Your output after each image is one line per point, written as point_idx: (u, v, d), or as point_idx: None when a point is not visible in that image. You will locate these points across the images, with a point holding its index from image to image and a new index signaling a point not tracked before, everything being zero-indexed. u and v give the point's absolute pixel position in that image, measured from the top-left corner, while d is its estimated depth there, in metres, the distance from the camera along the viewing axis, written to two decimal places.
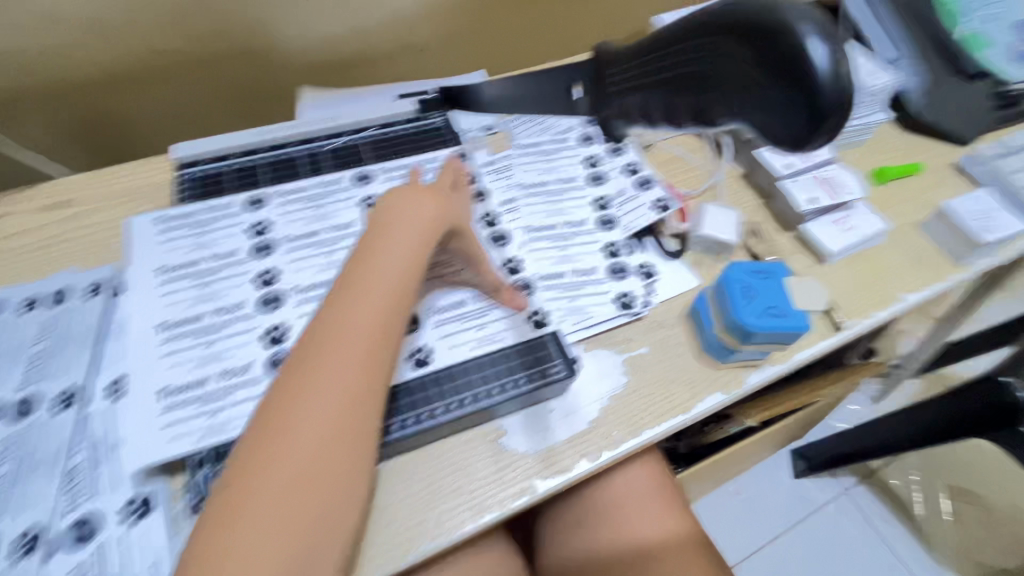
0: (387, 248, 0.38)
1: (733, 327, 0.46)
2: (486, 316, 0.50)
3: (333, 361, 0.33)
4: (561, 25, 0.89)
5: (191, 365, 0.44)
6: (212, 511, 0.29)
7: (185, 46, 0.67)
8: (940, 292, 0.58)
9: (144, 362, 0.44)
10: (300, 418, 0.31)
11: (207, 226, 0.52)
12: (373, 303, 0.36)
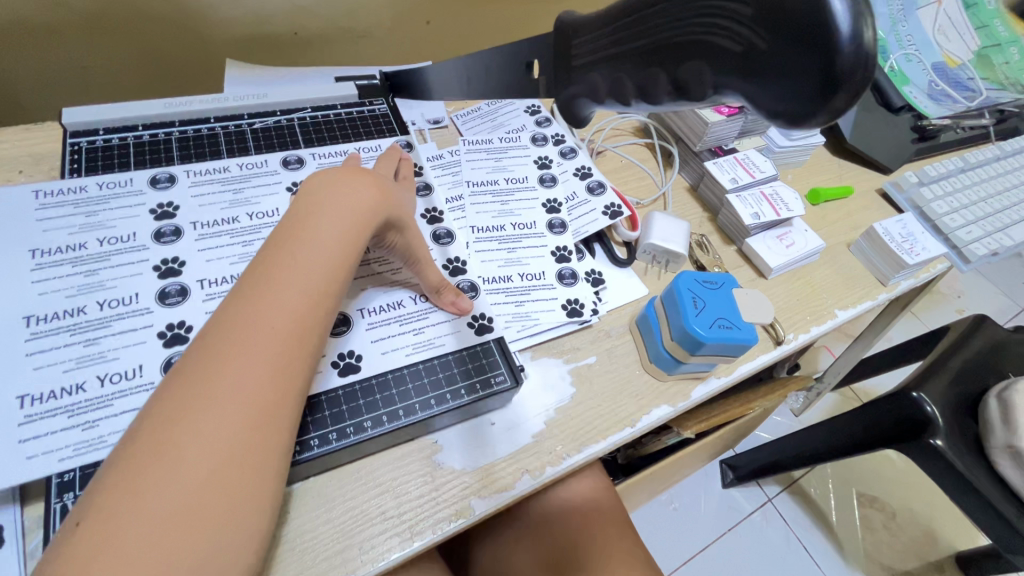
0: (311, 237, 0.33)
1: (682, 337, 0.44)
2: (425, 320, 0.45)
3: (236, 366, 0.28)
4: (515, 25, 0.87)
5: (65, 367, 0.37)
6: (62, 552, 0.23)
7: (84, 4, 0.58)
8: (869, 309, 0.61)
9: (2, 363, 0.36)
10: (188, 435, 0.26)
11: (100, 204, 0.45)
12: (290, 300, 0.31)
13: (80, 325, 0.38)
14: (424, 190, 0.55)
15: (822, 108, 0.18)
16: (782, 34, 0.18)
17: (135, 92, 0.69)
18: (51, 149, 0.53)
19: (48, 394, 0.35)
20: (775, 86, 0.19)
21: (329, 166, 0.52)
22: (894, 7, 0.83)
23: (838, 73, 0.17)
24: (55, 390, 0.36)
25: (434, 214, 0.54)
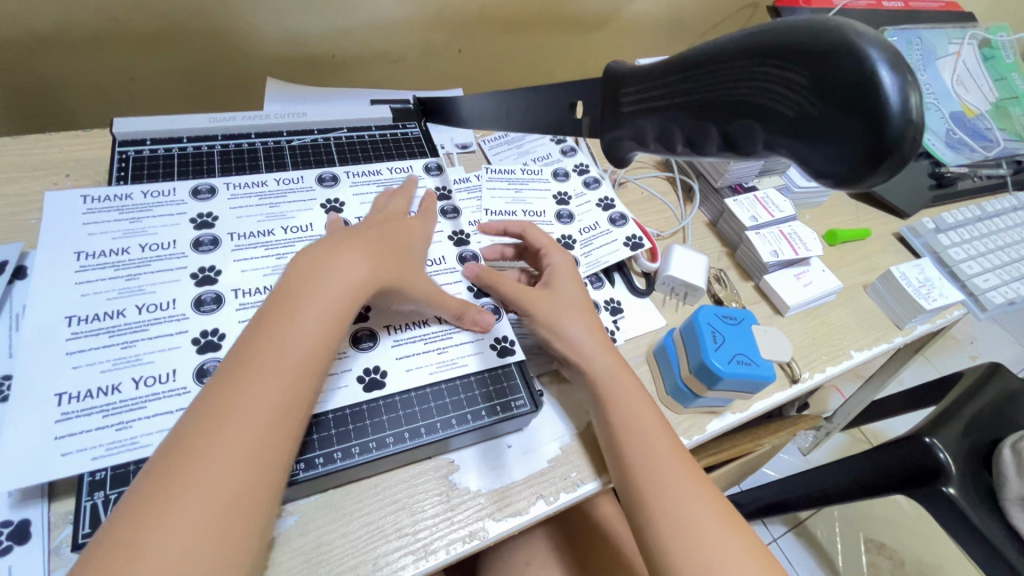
0: (296, 313, 0.33)
1: (700, 370, 0.45)
2: (447, 338, 0.46)
3: (219, 449, 0.28)
4: (544, 57, 0.89)
5: (102, 368, 0.38)
6: None
7: (138, 20, 0.61)
8: (884, 352, 0.61)
9: (43, 360, 0.37)
10: (165, 523, 0.25)
11: (143, 212, 0.46)
12: (278, 377, 0.31)
13: (118, 327, 0.40)
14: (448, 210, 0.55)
15: (865, 170, 0.20)
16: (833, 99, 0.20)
17: (180, 105, 0.72)
18: (96, 155, 0.56)
19: (85, 393, 0.37)
20: (824, 144, 0.21)
21: (363, 184, 0.54)
22: (914, 57, 0.85)
23: (888, 141, 0.19)
24: (91, 389, 0.37)
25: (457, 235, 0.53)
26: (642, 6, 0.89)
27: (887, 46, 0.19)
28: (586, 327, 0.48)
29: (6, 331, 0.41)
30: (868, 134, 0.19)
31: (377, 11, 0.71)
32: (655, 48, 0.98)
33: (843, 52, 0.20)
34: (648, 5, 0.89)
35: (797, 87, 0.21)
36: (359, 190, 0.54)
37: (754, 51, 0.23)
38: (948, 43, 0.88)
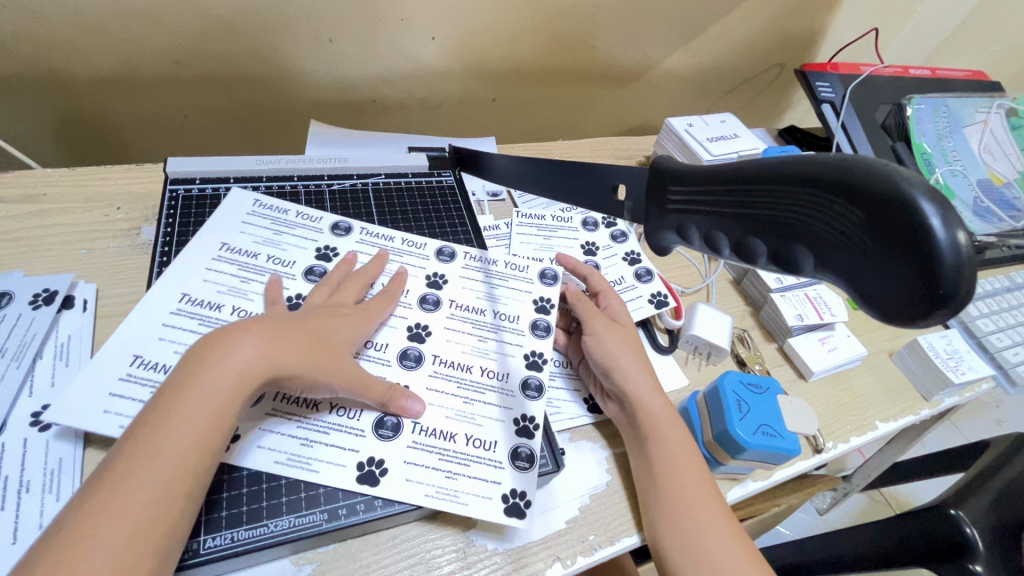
0: (215, 366, 0.35)
1: (724, 438, 0.45)
2: (473, 418, 0.44)
3: (104, 529, 0.29)
4: (574, 108, 0.92)
5: (178, 351, 0.43)
6: None
7: (195, 64, 0.65)
8: (910, 424, 0.60)
9: (146, 321, 0.43)
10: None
11: (287, 228, 0.52)
12: (170, 457, 0.32)
13: (209, 320, 0.45)
14: (545, 302, 0.53)
15: (916, 317, 0.18)
16: (883, 232, 0.18)
17: (226, 141, 0.75)
18: (146, 189, 0.58)
19: (145, 369, 0.41)
20: (867, 285, 0.19)
21: (474, 270, 0.54)
22: (942, 124, 0.86)
23: (942, 294, 0.17)
24: (161, 365, 0.42)
25: (537, 326, 0.51)
26: (671, 64, 0.92)
27: (931, 189, 0.18)
28: (642, 367, 0.48)
29: (52, 360, 0.43)
30: (919, 283, 0.17)
31: (419, 62, 0.74)
32: (683, 103, 1.01)
33: (888, 192, 0.18)
34: (677, 63, 0.92)
35: (839, 221, 0.19)
36: (469, 272, 0.54)
37: (783, 170, 0.21)
38: (975, 112, 0.89)
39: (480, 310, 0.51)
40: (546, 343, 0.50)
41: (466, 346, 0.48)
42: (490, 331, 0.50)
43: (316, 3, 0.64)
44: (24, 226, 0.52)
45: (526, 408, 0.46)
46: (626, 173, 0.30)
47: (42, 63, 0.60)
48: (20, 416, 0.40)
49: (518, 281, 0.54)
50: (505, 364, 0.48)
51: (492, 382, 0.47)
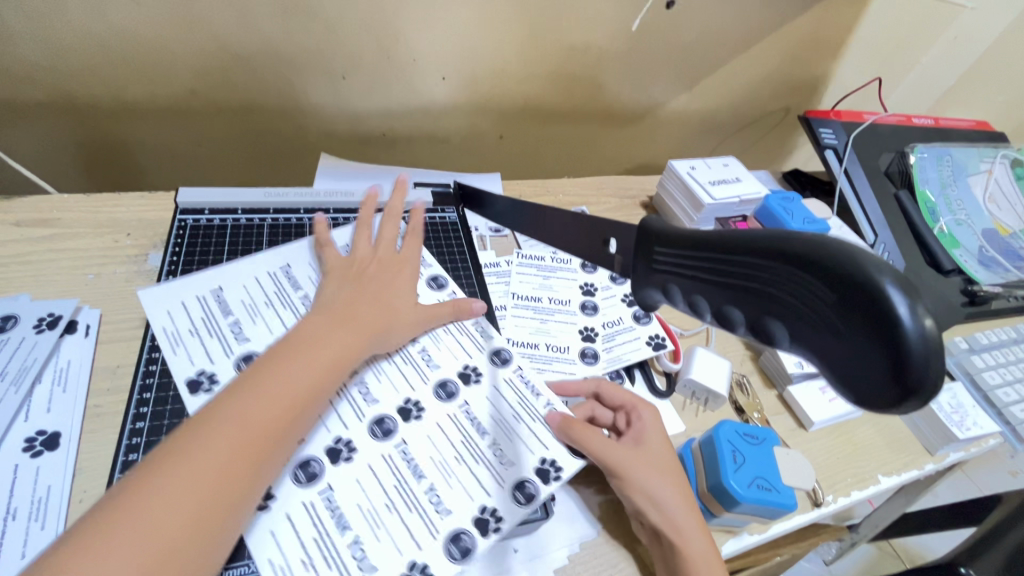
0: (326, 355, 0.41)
1: (719, 491, 0.44)
2: (381, 527, 0.39)
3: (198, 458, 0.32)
4: (580, 146, 0.94)
5: (243, 302, 0.49)
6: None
7: (214, 96, 0.68)
8: (913, 478, 0.58)
9: (251, 266, 0.51)
10: (89, 561, 0.27)
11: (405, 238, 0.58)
12: (240, 431, 0.34)
13: (283, 295, 0.50)
14: (550, 466, 0.43)
15: (886, 406, 0.18)
16: (853, 310, 0.18)
17: (238, 168, 0.77)
18: (157, 215, 0.60)
19: (212, 299, 0.48)
20: (838, 365, 0.19)
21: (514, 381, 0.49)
22: (945, 173, 0.86)
23: (912, 380, 0.17)
24: (224, 308, 0.48)
25: (525, 489, 0.42)
26: (677, 105, 0.93)
27: (902, 277, 0.18)
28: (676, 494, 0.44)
29: (50, 385, 0.43)
30: (887, 370, 0.17)
31: (429, 99, 0.77)
32: (688, 144, 1.02)
33: (860, 276, 0.18)
34: (683, 105, 0.94)
35: (812, 300, 0.19)
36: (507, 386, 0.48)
37: (763, 244, 0.21)
38: (979, 162, 0.89)
39: (482, 432, 0.45)
40: (514, 512, 0.41)
41: (435, 455, 0.43)
42: (472, 459, 0.43)
43: (331, 41, 0.66)
44: (37, 249, 0.53)
45: (502, 503, 0.41)
46: (615, 227, 0.31)
47: (69, 90, 0.63)
48: (13, 441, 0.40)
49: (544, 431, 0.45)
50: (456, 499, 0.41)
51: (430, 508, 0.40)
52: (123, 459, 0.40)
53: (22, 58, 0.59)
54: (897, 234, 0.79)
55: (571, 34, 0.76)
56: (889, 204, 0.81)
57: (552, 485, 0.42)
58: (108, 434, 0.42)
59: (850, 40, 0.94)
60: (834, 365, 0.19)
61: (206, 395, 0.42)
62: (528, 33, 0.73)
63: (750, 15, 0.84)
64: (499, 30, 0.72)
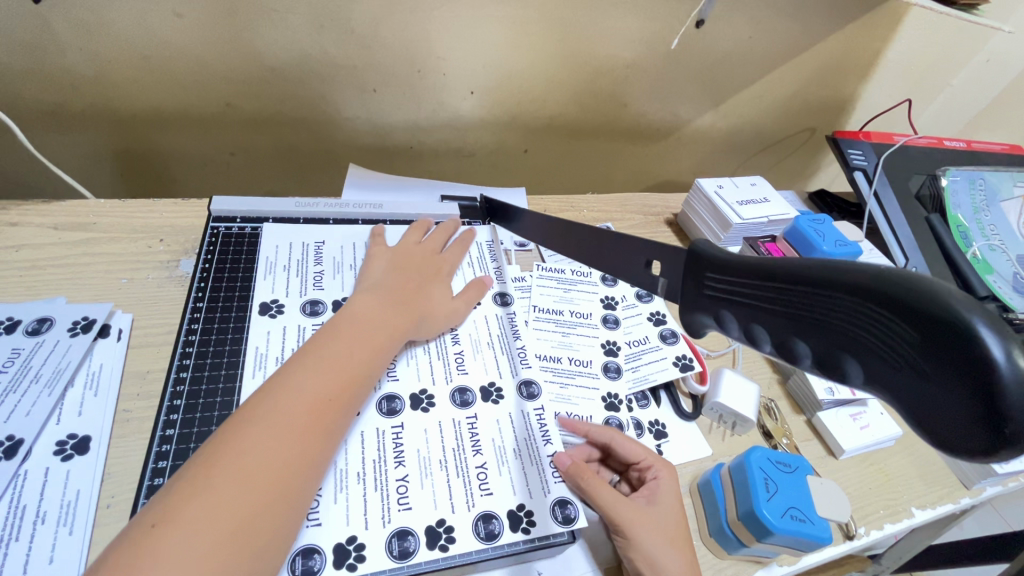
0: (377, 321, 0.44)
1: (749, 519, 0.43)
2: (342, 491, 0.40)
3: (293, 399, 0.35)
4: (603, 163, 0.94)
5: (332, 258, 0.56)
6: (135, 528, 0.28)
7: (246, 106, 0.69)
8: (949, 512, 0.56)
9: (346, 233, 0.59)
10: (206, 501, 0.29)
11: (493, 256, 0.63)
12: (316, 394, 0.36)
13: (361, 265, 0.56)
14: (524, 515, 0.42)
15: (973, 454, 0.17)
16: (934, 348, 0.17)
17: (266, 177, 0.78)
18: (188, 222, 0.60)
19: (313, 248, 0.56)
20: (919, 407, 0.18)
21: (532, 420, 0.48)
22: (978, 197, 0.84)
23: (1008, 433, 0.16)
24: (317, 258, 0.56)
25: (489, 524, 0.41)
26: (702, 123, 0.93)
27: (992, 316, 0.17)
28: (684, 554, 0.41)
29: (82, 388, 0.44)
30: (980, 413, 0.17)
31: (456, 113, 0.77)
32: (711, 163, 1.02)
33: (945, 315, 0.17)
34: (708, 123, 0.94)
35: (892, 338, 0.19)
36: (524, 418, 0.48)
37: (839, 274, 0.20)
38: (1014, 186, 0.87)
39: (476, 450, 0.44)
40: (469, 537, 0.40)
41: (423, 451, 0.43)
42: (455, 470, 0.43)
43: (364, 55, 0.67)
44: (70, 254, 0.54)
45: (456, 515, 0.40)
46: (661, 249, 0.30)
47: (107, 97, 0.64)
48: (45, 444, 0.40)
49: (536, 477, 0.44)
50: (423, 500, 0.41)
51: (394, 496, 0.40)
52: (153, 465, 0.40)
53: (65, 66, 0.60)
54: (928, 258, 0.77)
55: (600, 52, 0.76)
56: (921, 227, 0.80)
57: (517, 535, 0.40)
58: (136, 440, 0.42)
59: (879, 62, 0.93)
60: (917, 411, 0.18)
61: (269, 319, 0.49)
62: (558, 49, 0.74)
63: (778, 35, 0.83)
64: (529, 47, 0.72)
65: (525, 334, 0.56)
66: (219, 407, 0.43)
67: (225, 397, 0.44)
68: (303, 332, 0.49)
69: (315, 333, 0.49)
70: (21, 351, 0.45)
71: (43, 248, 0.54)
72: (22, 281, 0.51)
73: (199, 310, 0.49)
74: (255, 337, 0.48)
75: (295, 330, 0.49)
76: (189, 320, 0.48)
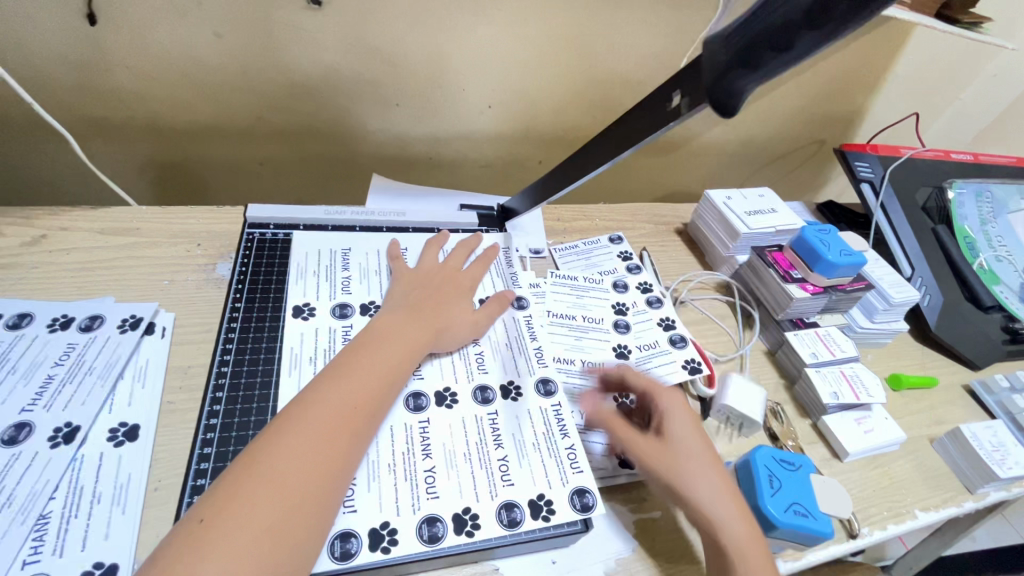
0: (399, 334, 0.47)
1: (755, 514, 0.45)
2: (375, 480, 0.42)
3: (323, 405, 0.38)
4: (615, 174, 0.97)
5: (359, 264, 0.59)
6: (190, 522, 0.32)
7: (277, 119, 0.73)
8: (952, 515, 0.58)
9: (371, 240, 0.63)
10: (246, 502, 0.32)
11: (510, 264, 0.66)
12: (342, 404, 0.39)
13: (384, 270, 0.59)
14: (544, 503, 0.44)
15: None
16: None
17: (293, 186, 0.82)
18: (223, 229, 0.64)
19: (341, 254, 0.60)
20: None
21: (548, 417, 0.50)
22: (985, 209, 0.86)
23: None
24: (344, 264, 0.59)
25: (510, 512, 0.43)
26: (711, 137, 0.96)
27: None
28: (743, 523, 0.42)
29: (131, 381, 0.47)
30: None
31: (474, 126, 0.81)
32: (721, 174, 1.04)
33: None
34: (717, 136, 0.96)
35: None
36: (541, 416, 0.50)
37: None
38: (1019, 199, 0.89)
39: (498, 444, 0.47)
40: (493, 524, 0.42)
41: (448, 444, 0.46)
42: (478, 462, 0.45)
43: (389, 72, 0.71)
44: (116, 257, 0.58)
45: (481, 504, 0.43)
46: None
47: (149, 111, 0.69)
48: (99, 431, 0.44)
49: (555, 469, 0.46)
50: (449, 489, 0.43)
51: (422, 485, 0.43)
52: (199, 451, 0.43)
53: (113, 82, 0.65)
54: (936, 267, 0.79)
55: (613, 68, 0.79)
56: (928, 238, 0.81)
57: (538, 523, 0.43)
58: (180, 428, 0.46)
59: (886, 77, 0.96)
60: None
61: (301, 321, 0.52)
62: (572, 66, 0.77)
63: None
64: (544, 64, 0.76)
65: (541, 337, 0.59)
66: (258, 399, 0.46)
67: (262, 390, 0.47)
68: (333, 333, 0.52)
69: (344, 335, 0.52)
70: (75, 346, 0.48)
71: (92, 252, 0.58)
72: (74, 282, 0.55)
73: (237, 310, 0.52)
74: (289, 338, 0.51)
75: (325, 330, 0.52)
76: (227, 319, 0.52)
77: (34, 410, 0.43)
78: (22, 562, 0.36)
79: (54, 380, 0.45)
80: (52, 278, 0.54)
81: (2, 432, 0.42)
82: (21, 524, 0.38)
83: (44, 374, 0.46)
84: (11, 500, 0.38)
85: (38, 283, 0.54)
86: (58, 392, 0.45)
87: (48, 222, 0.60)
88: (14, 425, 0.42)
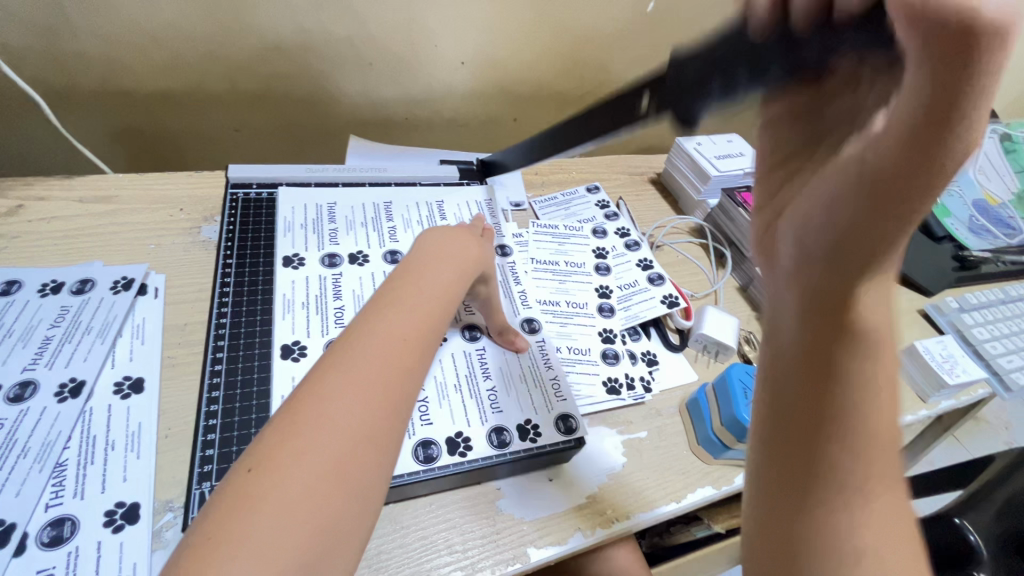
0: (440, 266, 0.43)
1: (733, 423, 0.49)
2: None
3: (373, 344, 0.34)
4: (589, 130, 0.98)
5: (346, 217, 0.61)
6: (238, 476, 0.27)
7: (248, 82, 0.72)
8: (909, 422, 0.64)
9: (356, 195, 0.64)
10: (296, 449, 0.28)
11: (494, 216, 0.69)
12: (393, 342, 0.35)
13: (370, 223, 0.61)
14: (531, 427, 0.48)
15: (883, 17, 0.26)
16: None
17: (269, 151, 0.82)
18: (204, 193, 0.64)
19: (326, 209, 0.61)
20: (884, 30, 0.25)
21: (533, 355, 0.53)
22: None
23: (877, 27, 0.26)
24: (329, 219, 0.60)
25: (501, 435, 0.46)
26: None
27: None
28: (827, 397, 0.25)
29: (129, 338, 0.48)
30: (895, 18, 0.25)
31: (449, 84, 0.81)
32: None
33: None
34: None
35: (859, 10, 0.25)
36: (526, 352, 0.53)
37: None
38: None
39: (486, 376, 0.50)
40: (484, 446, 0.45)
41: (439, 377, 0.49)
42: (468, 393, 0.48)
43: (361, 30, 0.71)
44: (97, 223, 0.58)
45: (472, 429, 0.46)
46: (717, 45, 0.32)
47: (116, 77, 0.67)
48: (104, 385, 0.45)
49: (540, 398, 0.50)
50: (441, 416, 0.46)
51: (416, 414, 0.46)
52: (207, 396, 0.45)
53: (78, 49, 0.63)
54: None
55: (583, 20, 0.80)
56: None
57: (526, 443, 0.46)
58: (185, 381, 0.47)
59: None
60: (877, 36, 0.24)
61: (292, 270, 0.54)
62: (542, 18, 0.78)
63: None
64: (517, 21, 0.76)
65: (525, 281, 0.62)
66: (259, 346, 0.48)
67: (262, 337, 0.49)
68: (323, 281, 0.54)
69: (334, 283, 0.54)
70: (69, 308, 0.49)
71: (72, 218, 0.58)
72: (57, 249, 0.55)
73: (230, 265, 0.54)
74: (282, 286, 0.53)
75: (317, 279, 0.54)
76: (221, 274, 0.53)
77: (37, 368, 0.44)
78: (48, 504, 0.38)
79: (52, 340, 0.46)
80: (35, 246, 0.54)
81: (7, 390, 0.43)
82: (43, 471, 0.39)
83: (42, 335, 0.47)
84: (28, 450, 0.40)
85: (21, 253, 0.54)
86: (58, 351, 0.46)
87: (22, 192, 0.59)
88: (18, 384, 0.43)
